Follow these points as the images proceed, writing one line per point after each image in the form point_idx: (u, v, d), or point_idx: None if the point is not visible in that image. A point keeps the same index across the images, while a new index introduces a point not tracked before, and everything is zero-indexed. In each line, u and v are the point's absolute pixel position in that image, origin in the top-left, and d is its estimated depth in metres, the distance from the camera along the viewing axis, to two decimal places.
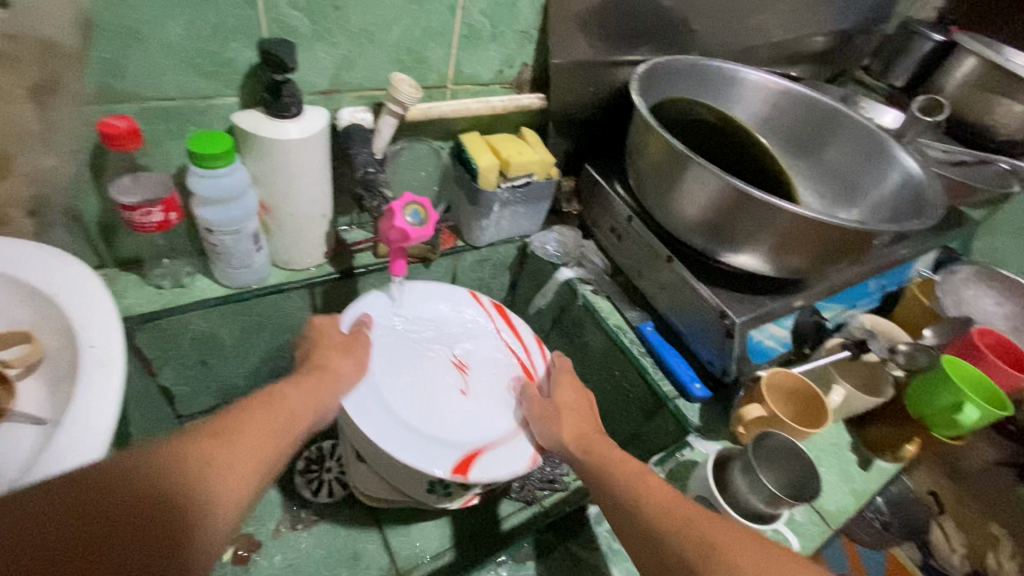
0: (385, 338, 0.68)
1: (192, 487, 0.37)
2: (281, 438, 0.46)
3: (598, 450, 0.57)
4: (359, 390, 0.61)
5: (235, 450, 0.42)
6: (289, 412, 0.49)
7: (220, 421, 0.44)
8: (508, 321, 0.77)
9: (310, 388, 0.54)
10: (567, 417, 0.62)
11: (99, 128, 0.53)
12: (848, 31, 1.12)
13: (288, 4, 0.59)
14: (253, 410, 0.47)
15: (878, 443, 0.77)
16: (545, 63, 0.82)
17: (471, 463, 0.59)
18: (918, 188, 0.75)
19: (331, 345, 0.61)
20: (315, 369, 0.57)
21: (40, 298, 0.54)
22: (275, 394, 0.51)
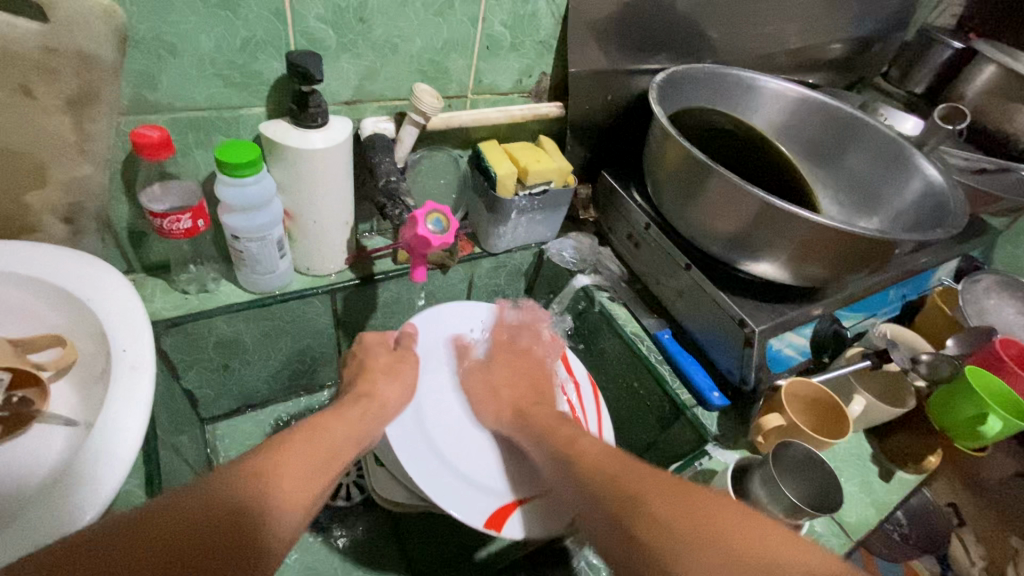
0: (433, 369, 0.71)
1: (240, 520, 0.39)
2: (323, 471, 0.48)
3: (531, 414, 0.65)
4: (406, 422, 0.64)
5: (281, 483, 0.43)
6: (331, 445, 0.51)
7: (265, 454, 0.45)
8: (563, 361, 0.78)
9: (352, 421, 0.56)
10: (502, 392, 0.70)
11: (132, 138, 0.55)
12: (867, 38, 1.11)
13: (315, 17, 0.60)
14: (296, 442, 0.49)
15: (899, 453, 0.76)
16: (563, 72, 0.83)
17: (505, 515, 0.61)
18: (941, 197, 0.74)
19: (378, 367, 0.65)
20: (362, 399, 0.60)
21: (74, 303, 0.55)
22: (317, 425, 0.53)
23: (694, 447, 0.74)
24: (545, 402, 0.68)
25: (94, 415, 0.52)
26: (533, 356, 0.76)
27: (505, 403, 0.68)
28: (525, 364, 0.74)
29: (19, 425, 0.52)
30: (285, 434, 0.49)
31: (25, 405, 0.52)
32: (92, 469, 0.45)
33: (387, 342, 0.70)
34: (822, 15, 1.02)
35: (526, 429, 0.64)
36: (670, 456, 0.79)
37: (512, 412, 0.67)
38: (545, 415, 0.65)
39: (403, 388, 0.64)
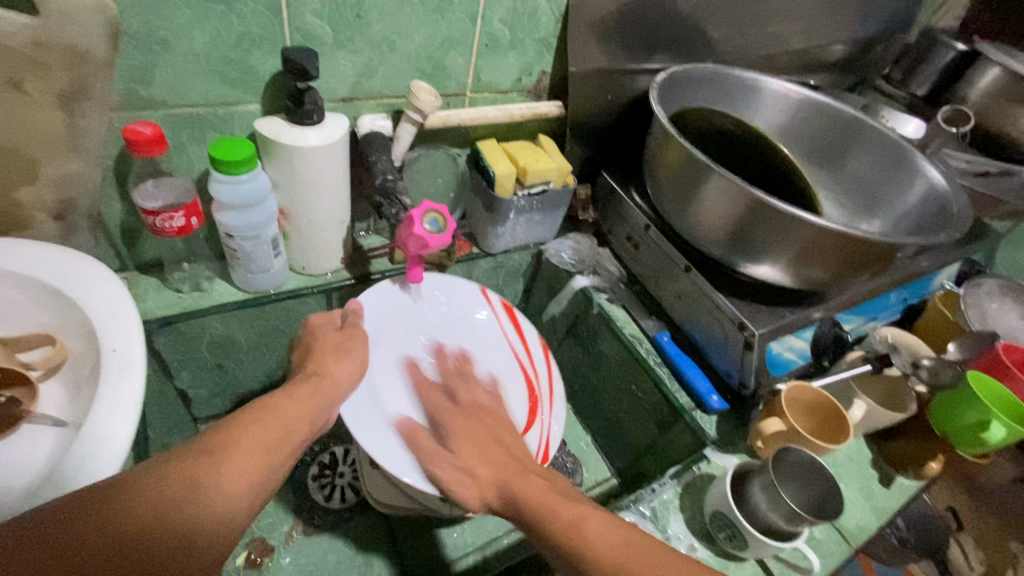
0: (382, 340, 0.69)
1: (181, 509, 0.38)
2: (277, 453, 0.46)
3: (517, 490, 0.51)
4: (361, 399, 0.62)
5: (229, 467, 0.42)
6: (284, 426, 0.48)
7: (212, 437, 0.44)
8: (515, 324, 0.77)
9: (304, 399, 0.53)
10: (481, 468, 0.54)
11: (125, 134, 0.54)
12: (869, 39, 1.11)
13: (312, 13, 0.59)
14: (246, 424, 0.46)
15: (900, 458, 0.75)
16: (563, 71, 0.82)
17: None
18: (943, 200, 0.73)
19: (326, 348, 0.60)
20: (310, 377, 0.56)
21: (65, 301, 0.54)
22: (270, 405, 0.50)
23: (693, 451, 0.74)
24: (528, 467, 0.54)
25: (82, 416, 0.52)
26: (493, 411, 0.62)
27: (486, 485, 0.53)
28: (484, 421, 0.60)
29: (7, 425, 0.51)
30: (233, 415, 0.47)
31: (11, 405, 0.52)
32: (77, 471, 0.44)
33: (334, 321, 0.64)
34: (824, 16, 1.01)
35: (522, 516, 0.50)
36: (669, 459, 0.79)
37: (498, 492, 0.52)
38: (534, 486, 0.51)
39: (354, 365, 0.59)
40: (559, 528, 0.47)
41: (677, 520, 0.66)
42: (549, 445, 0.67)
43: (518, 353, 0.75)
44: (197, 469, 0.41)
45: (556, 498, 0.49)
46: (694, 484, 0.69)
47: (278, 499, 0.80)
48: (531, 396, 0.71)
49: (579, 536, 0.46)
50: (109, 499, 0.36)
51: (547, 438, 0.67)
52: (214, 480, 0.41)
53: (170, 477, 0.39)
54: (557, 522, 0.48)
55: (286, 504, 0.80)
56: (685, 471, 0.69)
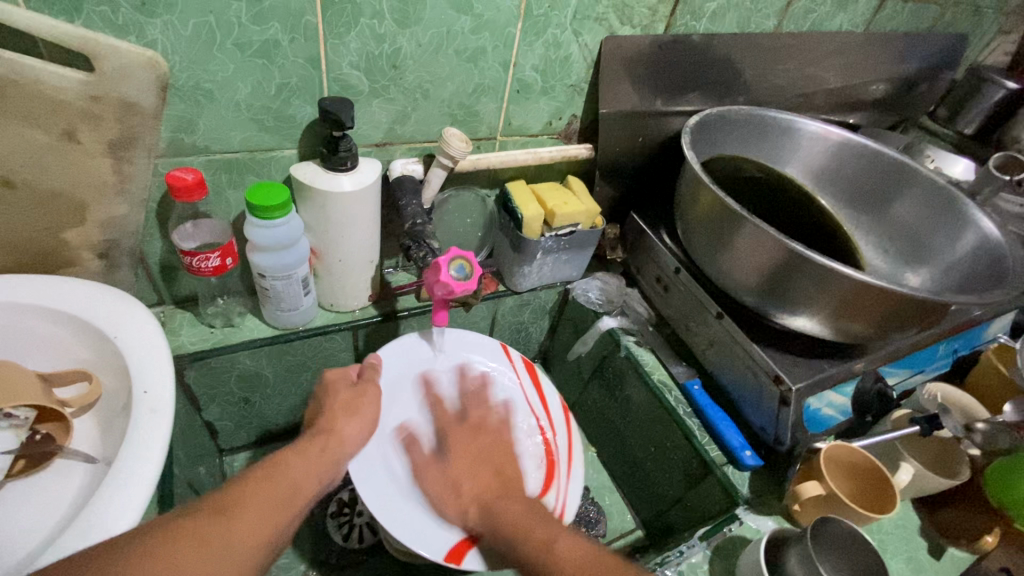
0: (398, 390, 0.70)
1: (194, 569, 0.37)
2: (285, 512, 0.45)
3: (500, 513, 0.52)
4: (371, 456, 0.62)
5: (239, 528, 0.41)
6: (291, 484, 0.47)
7: (220, 495, 0.43)
8: (537, 385, 0.77)
9: (312, 458, 0.51)
10: (460, 477, 0.57)
11: (168, 180, 0.56)
12: (915, 75, 1.07)
13: (349, 64, 0.61)
14: (253, 484, 0.45)
15: (951, 528, 0.70)
16: (593, 114, 0.82)
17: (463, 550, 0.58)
18: (997, 252, 0.69)
19: (338, 405, 0.58)
20: (318, 436, 0.54)
21: (102, 339, 0.56)
22: (280, 461, 0.49)
23: (724, 508, 0.70)
24: (512, 488, 0.54)
25: (111, 454, 0.53)
26: (492, 428, 0.60)
27: (468, 500, 0.55)
28: (481, 440, 0.59)
29: (40, 462, 0.52)
30: (243, 476, 0.46)
31: (46, 441, 0.53)
32: (96, 515, 0.44)
33: (349, 375, 0.62)
34: (863, 55, 0.99)
35: (500, 538, 0.50)
36: (699, 515, 0.75)
37: (478, 509, 0.54)
38: (514, 511, 0.51)
39: (363, 423, 0.58)
40: (525, 553, 0.47)
41: None
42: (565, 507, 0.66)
43: (540, 419, 0.74)
44: (209, 530, 0.40)
45: (530, 516, 0.50)
46: (725, 548, 0.66)
47: (298, 535, 0.80)
48: (547, 462, 0.70)
49: (549, 559, 0.45)
50: (120, 555, 0.35)
51: (561, 505, 0.66)
52: (225, 541, 0.40)
53: (181, 537, 0.38)
54: (523, 538, 0.48)
55: (304, 540, 0.80)
56: (715, 533, 0.67)
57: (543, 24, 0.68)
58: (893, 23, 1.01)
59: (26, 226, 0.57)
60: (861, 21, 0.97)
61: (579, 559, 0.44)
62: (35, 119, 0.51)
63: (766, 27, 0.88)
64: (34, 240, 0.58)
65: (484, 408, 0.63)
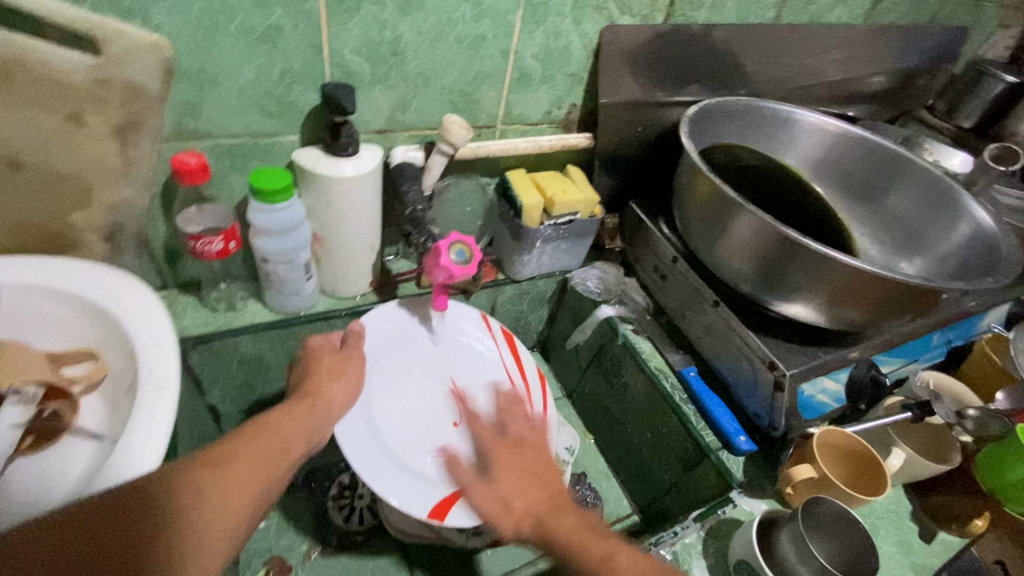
0: (380, 355, 0.69)
1: (197, 520, 0.39)
2: (276, 468, 0.46)
3: (555, 532, 0.48)
4: (353, 417, 0.62)
5: (235, 480, 0.42)
6: (282, 442, 0.49)
7: (216, 449, 0.44)
8: (515, 353, 0.76)
9: (300, 419, 0.53)
10: (510, 490, 0.53)
11: (172, 163, 0.57)
12: (914, 68, 1.07)
13: (351, 51, 0.62)
14: (245, 441, 0.46)
15: (942, 512, 0.72)
16: (593, 103, 0.83)
17: (448, 507, 0.59)
18: (990, 242, 0.70)
19: (323, 369, 0.59)
20: (305, 399, 0.56)
21: (108, 320, 0.57)
22: (269, 420, 0.50)
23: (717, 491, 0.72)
24: (564, 503, 0.51)
25: (118, 432, 0.54)
26: (534, 442, 0.57)
27: (522, 516, 0.51)
28: (523, 458, 0.55)
29: (50, 437, 0.54)
30: (235, 433, 0.47)
31: (55, 417, 0.54)
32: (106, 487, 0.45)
33: (333, 342, 0.63)
34: (862, 48, 0.99)
35: (558, 557, 0.48)
36: (693, 499, 0.76)
37: (531, 524, 0.50)
38: (568, 525, 0.49)
39: (350, 387, 0.60)
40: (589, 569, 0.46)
41: None
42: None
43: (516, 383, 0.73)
44: (209, 477, 0.41)
45: (584, 526, 0.49)
46: (718, 529, 0.70)
47: (300, 518, 0.81)
48: None
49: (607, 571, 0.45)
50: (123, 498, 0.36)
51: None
52: (223, 488, 0.41)
53: (185, 483, 0.40)
54: (584, 553, 0.47)
55: (306, 523, 0.81)
56: (709, 515, 0.69)
57: (544, 13, 0.69)
58: (893, 16, 1.02)
59: (33, 208, 0.58)
60: (860, 14, 0.98)
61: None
62: (42, 101, 0.52)
63: (766, 17, 0.88)
64: (41, 223, 0.59)
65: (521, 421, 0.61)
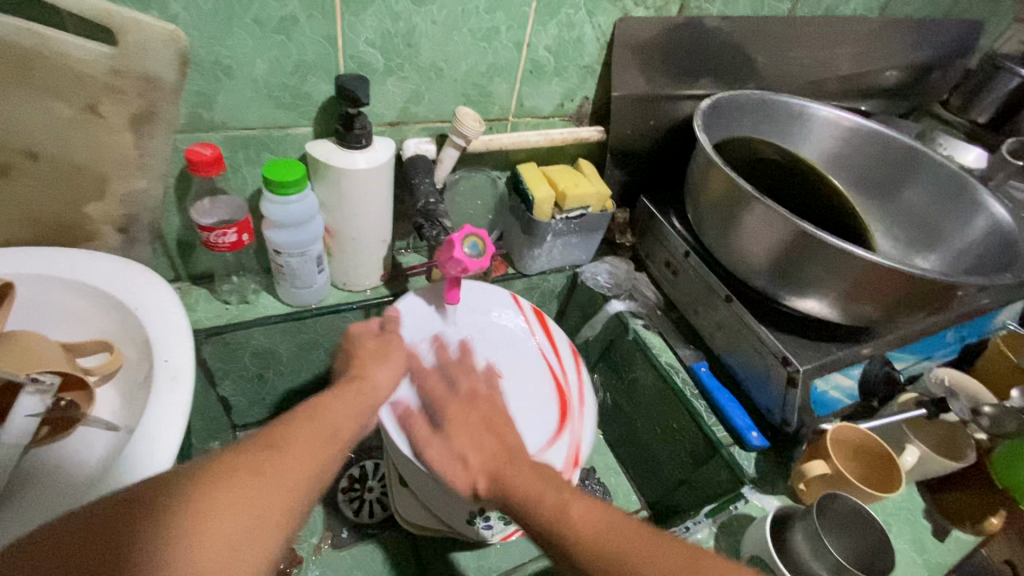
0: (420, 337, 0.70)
1: (248, 499, 0.36)
2: (330, 450, 0.43)
3: (508, 480, 0.47)
4: (399, 398, 0.64)
5: (289, 461, 0.39)
6: (333, 424, 0.46)
7: (267, 432, 0.41)
8: (547, 331, 0.76)
9: (352, 400, 0.50)
10: (460, 448, 0.52)
11: (187, 154, 0.57)
12: (929, 63, 1.06)
13: (365, 42, 0.62)
14: (296, 424, 0.43)
15: (955, 512, 0.71)
16: (605, 96, 0.82)
17: None
18: (1007, 237, 0.69)
19: (366, 354, 0.58)
20: (353, 381, 0.53)
21: (124, 310, 0.57)
22: (318, 403, 0.47)
23: (729, 487, 0.71)
24: (520, 454, 0.50)
25: (134, 422, 0.54)
26: (487, 395, 0.57)
27: (477, 471, 0.49)
28: (476, 413, 0.54)
29: (65, 427, 0.53)
30: (287, 415, 0.44)
31: (69, 408, 0.54)
32: (123, 475, 0.46)
33: (374, 327, 0.62)
34: (876, 42, 0.98)
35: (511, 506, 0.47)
36: (703, 494, 0.76)
37: (487, 480, 0.49)
38: (526, 478, 0.47)
39: (396, 369, 0.57)
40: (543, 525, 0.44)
41: None
42: (579, 449, 0.66)
43: (549, 362, 0.74)
44: (256, 460, 0.38)
45: (538, 475, 0.47)
46: (730, 525, 0.68)
47: (310, 511, 0.81)
48: (558, 402, 0.70)
49: (568, 526, 0.43)
50: (167, 489, 0.34)
51: (578, 439, 0.67)
52: (274, 471, 0.38)
53: (231, 469, 0.37)
54: (539, 504, 0.45)
55: (317, 516, 0.81)
56: (721, 511, 0.69)
57: (558, 4, 0.68)
58: (907, 9, 1.01)
59: (48, 198, 0.58)
60: (876, 7, 0.97)
61: (597, 528, 0.42)
62: (58, 90, 0.52)
63: (779, 10, 0.87)
64: (56, 213, 0.59)
65: (468, 373, 0.60)
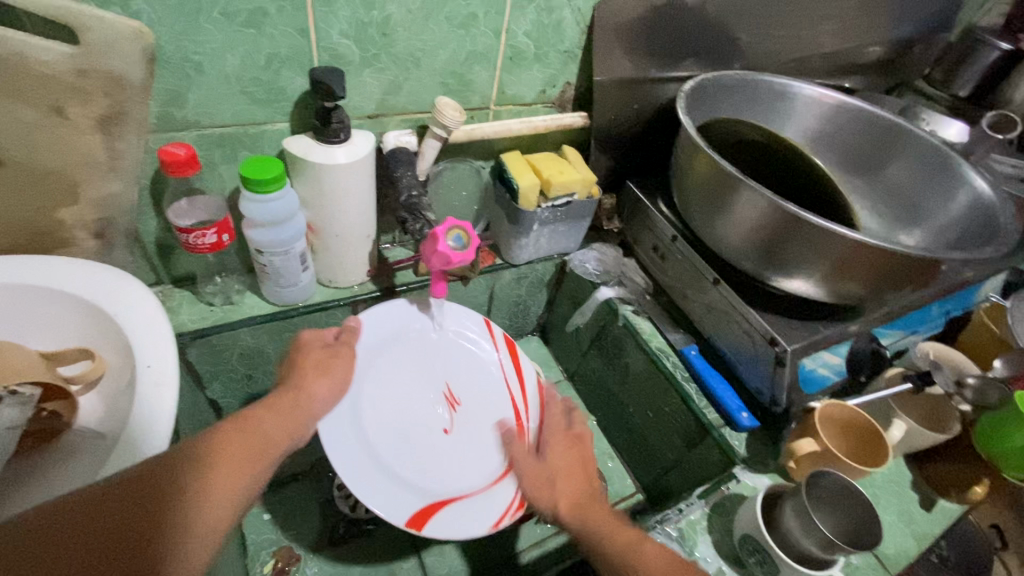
0: (374, 354, 0.69)
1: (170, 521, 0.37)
2: (258, 463, 0.45)
3: (591, 514, 0.53)
4: (342, 421, 0.62)
5: (220, 475, 0.41)
6: (263, 437, 0.47)
7: (197, 443, 0.42)
8: (515, 359, 0.79)
9: (283, 413, 0.51)
10: (553, 481, 0.58)
11: (160, 155, 0.55)
12: (910, 38, 1.06)
13: (339, 33, 0.60)
14: (228, 435, 0.45)
15: (943, 481, 0.73)
16: (588, 81, 0.81)
17: (425, 517, 0.61)
18: (989, 210, 0.70)
19: (311, 362, 0.59)
20: (288, 392, 0.54)
21: (103, 317, 0.56)
22: (249, 416, 0.49)
23: (721, 470, 0.72)
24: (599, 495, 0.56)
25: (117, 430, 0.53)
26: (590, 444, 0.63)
27: (562, 496, 0.56)
28: (569, 448, 0.62)
29: (48, 438, 0.52)
30: (214, 428, 0.46)
31: (52, 417, 0.52)
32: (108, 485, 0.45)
33: (325, 337, 0.63)
34: (858, 17, 0.97)
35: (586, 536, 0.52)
36: (698, 477, 0.77)
37: (568, 505, 0.55)
38: (602, 516, 0.53)
39: (336, 385, 0.59)
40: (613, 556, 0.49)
41: (705, 544, 0.64)
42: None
43: (513, 392, 0.76)
44: (182, 477, 0.39)
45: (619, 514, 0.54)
46: (722, 505, 0.68)
47: (307, 507, 0.81)
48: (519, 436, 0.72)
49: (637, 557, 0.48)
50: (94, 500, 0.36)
51: None
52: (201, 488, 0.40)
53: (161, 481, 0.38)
54: (613, 533, 0.51)
55: (312, 512, 0.81)
56: (713, 492, 0.68)
57: None
58: None
59: (18, 205, 0.56)
60: None
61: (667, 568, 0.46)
62: (22, 94, 0.50)
63: None
64: (29, 220, 0.58)
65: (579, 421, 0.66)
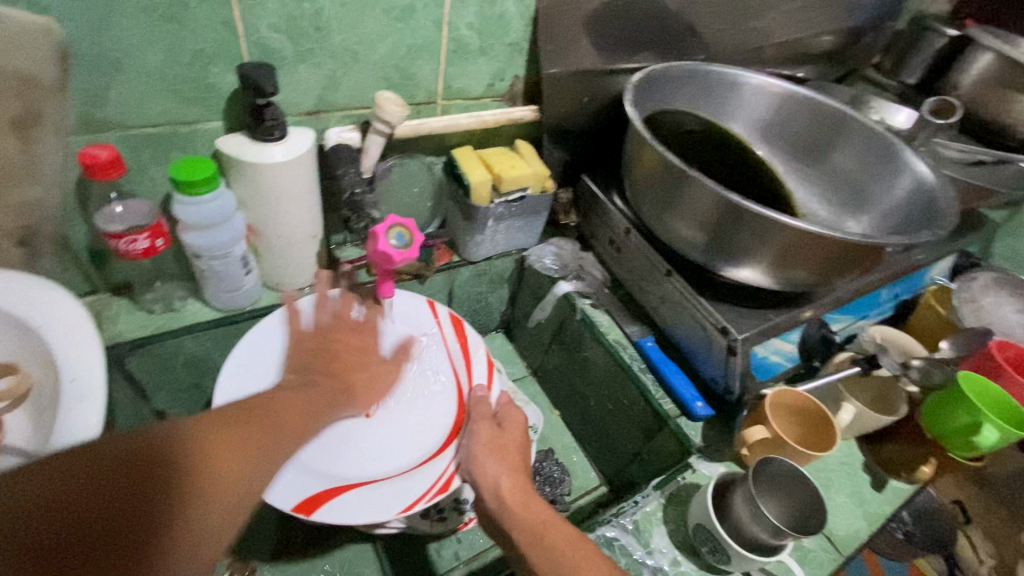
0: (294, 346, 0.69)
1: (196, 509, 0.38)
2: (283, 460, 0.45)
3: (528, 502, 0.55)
4: None
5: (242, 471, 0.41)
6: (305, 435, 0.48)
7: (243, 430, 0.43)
8: (462, 339, 0.76)
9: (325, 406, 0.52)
10: (492, 459, 0.60)
11: (80, 158, 0.53)
12: (861, 27, 1.07)
13: (268, 26, 0.58)
14: (274, 427, 0.45)
15: (893, 462, 0.74)
16: (536, 73, 0.80)
17: (316, 503, 0.58)
18: (929, 194, 0.71)
19: (339, 341, 0.59)
20: (340, 380, 0.55)
21: (24, 330, 0.53)
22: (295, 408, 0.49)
23: (678, 460, 0.72)
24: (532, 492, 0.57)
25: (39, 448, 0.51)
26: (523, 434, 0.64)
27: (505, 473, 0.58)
28: (514, 440, 0.62)
29: None
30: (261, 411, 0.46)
31: None
32: None
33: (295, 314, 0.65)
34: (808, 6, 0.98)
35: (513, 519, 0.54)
36: (658, 468, 0.77)
37: (506, 488, 0.56)
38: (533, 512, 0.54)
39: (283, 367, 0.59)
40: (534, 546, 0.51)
41: (660, 534, 0.64)
42: (451, 473, 0.62)
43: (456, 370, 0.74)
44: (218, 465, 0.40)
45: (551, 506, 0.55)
46: (678, 495, 0.67)
47: (262, 518, 0.79)
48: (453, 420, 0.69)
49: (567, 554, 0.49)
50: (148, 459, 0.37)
51: None
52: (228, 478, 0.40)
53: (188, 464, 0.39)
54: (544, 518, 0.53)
55: (268, 522, 0.79)
56: (668, 482, 0.68)
57: None
58: None
59: None
60: None
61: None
62: None
63: None
64: None
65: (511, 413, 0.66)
